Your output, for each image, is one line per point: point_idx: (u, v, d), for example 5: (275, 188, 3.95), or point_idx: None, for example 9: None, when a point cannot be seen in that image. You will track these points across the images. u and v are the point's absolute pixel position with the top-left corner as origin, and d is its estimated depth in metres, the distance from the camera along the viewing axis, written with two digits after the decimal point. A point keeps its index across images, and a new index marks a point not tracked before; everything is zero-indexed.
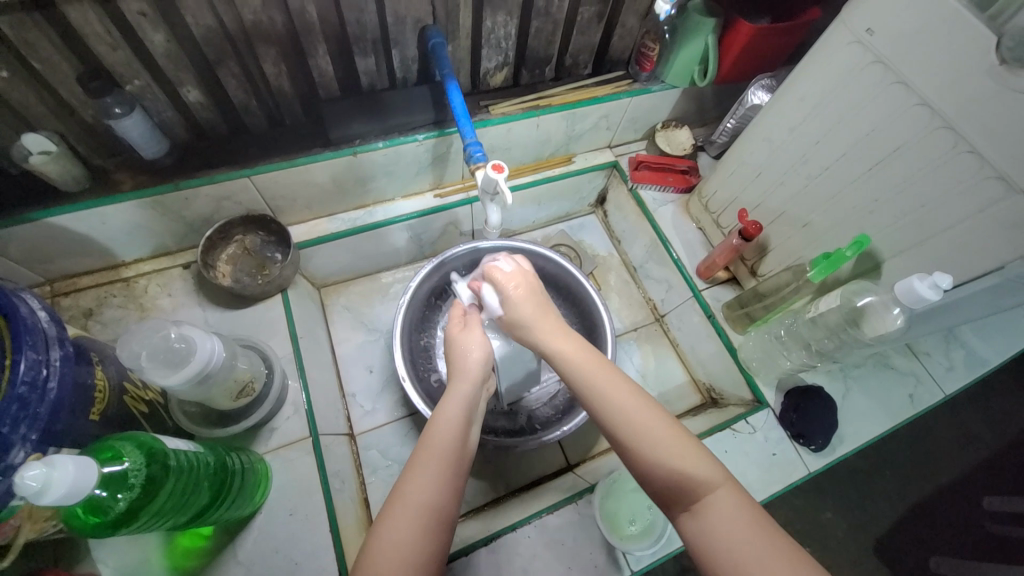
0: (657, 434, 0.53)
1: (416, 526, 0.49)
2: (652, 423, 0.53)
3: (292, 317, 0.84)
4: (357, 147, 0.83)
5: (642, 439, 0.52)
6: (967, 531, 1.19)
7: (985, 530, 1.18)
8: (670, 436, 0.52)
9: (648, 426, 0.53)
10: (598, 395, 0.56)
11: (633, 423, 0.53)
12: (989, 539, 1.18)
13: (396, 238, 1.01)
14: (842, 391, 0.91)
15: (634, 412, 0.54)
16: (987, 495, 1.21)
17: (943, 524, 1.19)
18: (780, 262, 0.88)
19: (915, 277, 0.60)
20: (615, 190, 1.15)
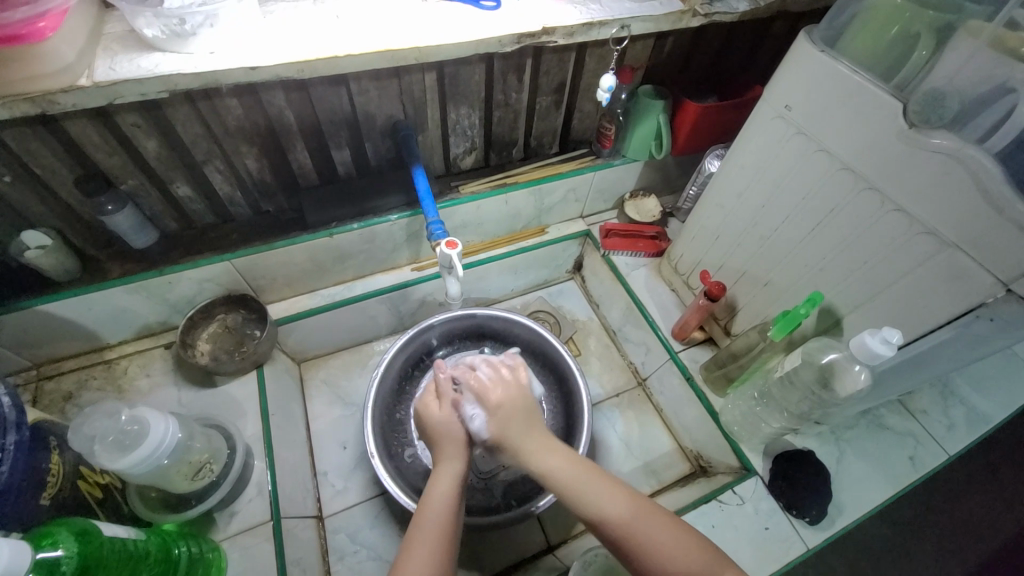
0: (659, 538, 0.54)
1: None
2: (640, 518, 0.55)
3: (264, 394, 0.85)
4: (334, 229, 0.89)
5: (640, 542, 0.54)
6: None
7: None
8: (651, 518, 0.56)
9: (642, 525, 0.55)
10: (592, 506, 0.57)
11: (631, 521, 0.55)
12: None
13: (375, 311, 1.04)
14: (836, 455, 0.86)
15: (631, 516, 0.55)
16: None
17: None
18: (750, 321, 0.88)
19: (866, 333, 0.60)
20: (590, 256, 1.18)
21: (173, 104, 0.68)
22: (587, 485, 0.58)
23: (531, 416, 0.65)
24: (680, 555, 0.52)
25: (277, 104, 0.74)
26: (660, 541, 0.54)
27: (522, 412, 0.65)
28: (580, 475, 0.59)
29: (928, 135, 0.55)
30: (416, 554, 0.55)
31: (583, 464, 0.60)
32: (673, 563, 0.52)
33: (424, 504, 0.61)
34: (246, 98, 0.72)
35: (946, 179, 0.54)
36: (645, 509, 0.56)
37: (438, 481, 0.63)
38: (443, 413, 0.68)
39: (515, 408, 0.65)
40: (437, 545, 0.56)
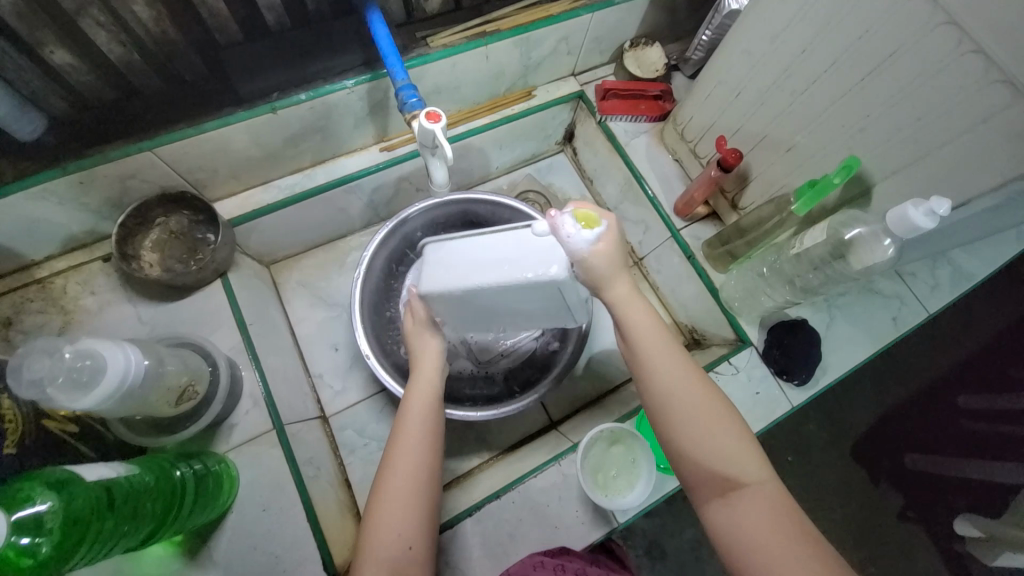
0: (705, 411, 0.52)
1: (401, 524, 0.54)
2: (698, 397, 0.53)
3: (237, 304, 0.77)
4: (276, 102, 0.71)
5: (683, 416, 0.52)
6: (948, 435, 1.22)
7: (962, 429, 1.22)
8: (709, 408, 0.52)
9: (696, 403, 0.52)
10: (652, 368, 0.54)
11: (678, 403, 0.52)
12: (968, 437, 1.21)
13: (344, 203, 0.91)
14: (827, 321, 0.88)
15: (684, 394, 0.53)
16: (964, 396, 1.24)
17: (924, 428, 1.22)
18: (762, 193, 0.81)
19: (909, 204, 0.54)
20: (583, 124, 1.04)
21: None
22: (654, 349, 0.55)
23: (622, 258, 0.54)
24: (719, 433, 0.51)
25: None
26: (703, 415, 0.52)
27: (617, 249, 0.53)
28: (652, 332, 0.55)
29: None
30: (402, 452, 0.58)
31: (660, 336, 0.55)
32: (710, 441, 0.51)
33: (403, 416, 0.61)
34: None
35: None
36: (701, 385, 0.53)
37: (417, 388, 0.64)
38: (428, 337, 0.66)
39: (600, 273, 0.53)
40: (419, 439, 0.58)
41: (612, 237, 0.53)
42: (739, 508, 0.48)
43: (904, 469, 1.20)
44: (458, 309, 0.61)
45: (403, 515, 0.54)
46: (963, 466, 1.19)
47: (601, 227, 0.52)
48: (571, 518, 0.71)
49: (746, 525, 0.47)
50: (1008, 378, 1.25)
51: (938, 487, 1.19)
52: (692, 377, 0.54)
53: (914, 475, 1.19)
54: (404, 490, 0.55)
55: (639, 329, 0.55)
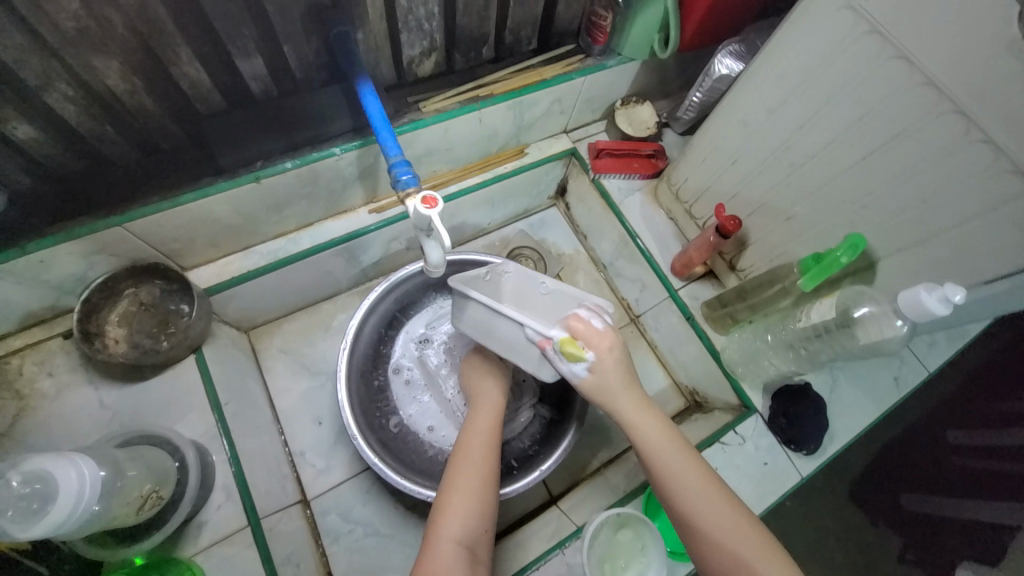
0: (721, 512, 0.55)
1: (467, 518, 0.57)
2: (714, 500, 0.55)
3: (211, 383, 0.71)
4: (260, 171, 0.69)
5: (705, 518, 0.55)
6: (942, 476, 1.18)
7: (954, 467, 1.18)
8: (727, 509, 0.55)
9: (712, 505, 0.55)
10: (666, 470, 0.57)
11: (698, 506, 0.55)
12: (962, 476, 1.17)
13: (331, 265, 0.87)
14: (830, 383, 0.86)
15: (699, 495, 0.56)
16: (952, 432, 1.21)
17: (914, 469, 1.19)
18: (761, 257, 0.80)
19: (921, 288, 0.52)
20: (576, 180, 1.03)
21: None
22: (667, 453, 0.58)
23: (623, 374, 0.60)
24: (740, 534, 0.53)
25: None
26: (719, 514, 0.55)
27: (620, 370, 0.60)
28: (663, 435, 0.59)
29: None
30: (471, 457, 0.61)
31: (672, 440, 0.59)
32: (734, 543, 0.53)
33: (469, 430, 0.65)
34: None
35: None
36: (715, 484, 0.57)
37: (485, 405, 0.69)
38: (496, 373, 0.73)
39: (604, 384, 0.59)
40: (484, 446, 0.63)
41: (613, 358, 0.59)
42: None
43: (899, 509, 1.17)
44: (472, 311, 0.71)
45: (471, 511, 0.57)
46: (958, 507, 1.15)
47: (597, 355, 0.59)
48: None
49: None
50: (998, 411, 1.20)
51: (936, 531, 1.14)
52: (705, 478, 0.57)
53: (912, 517, 1.16)
54: (472, 488, 0.59)
55: (650, 435, 0.59)
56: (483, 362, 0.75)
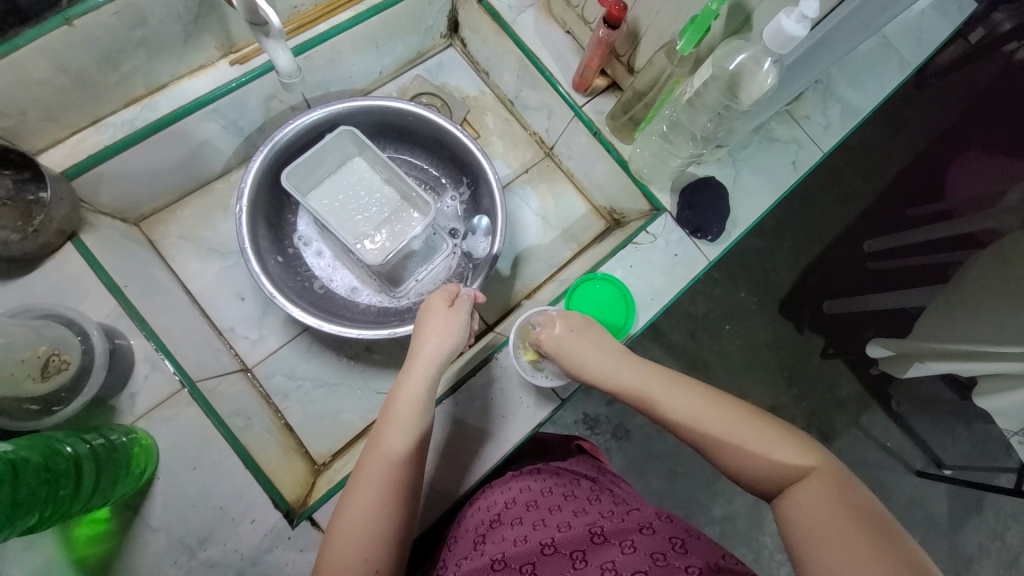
0: (736, 428, 0.51)
1: (378, 499, 0.53)
2: (725, 417, 0.52)
3: (101, 264, 0.67)
4: (70, 11, 0.59)
5: (718, 438, 0.51)
6: (858, 276, 1.31)
7: (869, 270, 1.31)
8: (743, 422, 0.51)
9: (721, 425, 0.52)
10: (661, 402, 0.57)
11: (706, 428, 0.52)
12: (876, 275, 1.30)
13: (207, 134, 0.79)
14: (733, 176, 0.88)
15: (712, 416, 0.52)
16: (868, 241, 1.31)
17: (838, 276, 1.31)
18: (653, 47, 0.78)
19: (782, 14, 0.52)
20: (464, 6, 0.93)
21: None
22: (666, 388, 0.57)
23: (589, 345, 0.66)
24: (759, 445, 0.49)
25: None
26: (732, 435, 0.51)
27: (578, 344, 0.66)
28: (658, 377, 0.59)
29: None
30: (377, 451, 0.56)
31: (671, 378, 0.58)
32: (756, 454, 0.49)
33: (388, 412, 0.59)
34: None
35: None
36: (724, 403, 0.53)
37: (414, 380, 0.61)
38: (443, 328, 0.65)
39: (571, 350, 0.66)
40: (395, 435, 0.57)
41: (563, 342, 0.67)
42: (795, 501, 0.45)
43: (822, 315, 1.30)
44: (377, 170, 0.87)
45: (369, 503, 0.53)
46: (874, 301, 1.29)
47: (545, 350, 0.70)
48: (516, 405, 0.73)
49: (799, 518, 0.44)
50: (904, 219, 1.31)
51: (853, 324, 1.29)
52: (715, 401, 0.54)
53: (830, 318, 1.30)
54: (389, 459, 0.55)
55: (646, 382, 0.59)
56: (434, 310, 0.67)
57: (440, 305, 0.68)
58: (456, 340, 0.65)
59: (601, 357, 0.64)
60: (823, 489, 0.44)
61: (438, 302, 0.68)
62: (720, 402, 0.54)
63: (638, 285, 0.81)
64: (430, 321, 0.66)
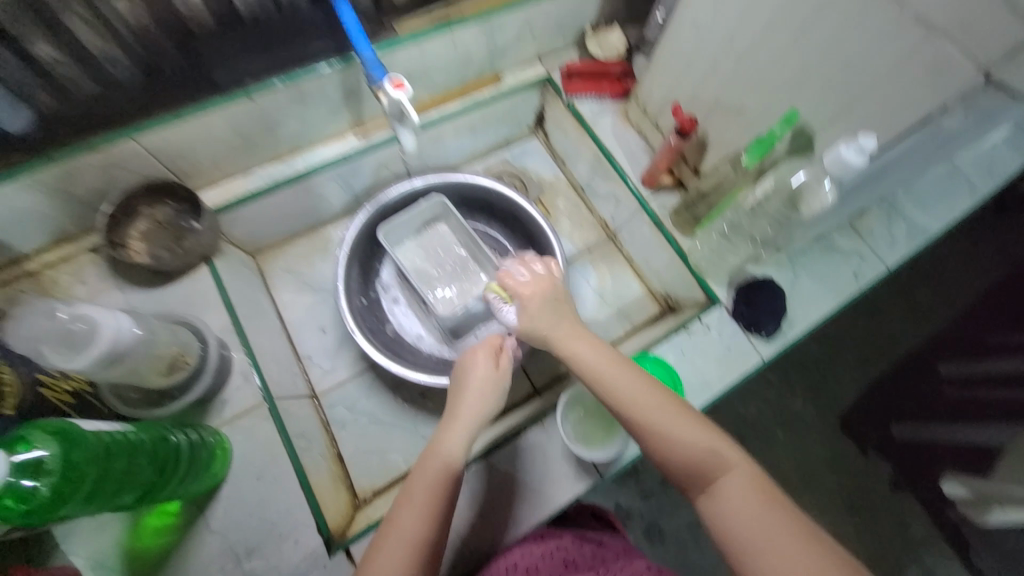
0: (671, 421, 0.58)
1: (399, 560, 0.56)
2: (664, 412, 0.59)
3: (223, 286, 0.80)
4: (251, 88, 0.75)
5: (659, 429, 0.58)
6: (933, 402, 1.20)
7: (946, 396, 1.20)
8: (678, 418, 0.58)
9: (659, 419, 0.58)
10: (614, 392, 0.62)
11: (652, 424, 0.58)
12: (953, 402, 1.19)
13: (326, 189, 0.94)
14: (791, 279, 0.91)
15: (652, 408, 0.59)
16: (944, 365, 1.23)
17: (909, 397, 1.22)
18: (720, 156, 0.86)
19: (842, 145, 0.58)
20: (552, 106, 1.08)
21: None
22: (613, 377, 0.62)
23: (554, 310, 0.69)
24: (687, 439, 0.57)
25: None
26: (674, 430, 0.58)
27: (543, 296, 0.70)
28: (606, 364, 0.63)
29: None
30: (409, 509, 0.59)
31: (617, 365, 0.63)
32: (686, 445, 0.57)
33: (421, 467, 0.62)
34: None
35: None
36: (659, 395, 0.60)
37: (448, 438, 0.64)
38: (481, 388, 0.67)
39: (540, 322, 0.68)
40: (425, 495, 0.60)
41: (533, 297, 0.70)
42: (720, 494, 0.55)
43: (891, 441, 1.20)
44: (456, 233, 0.97)
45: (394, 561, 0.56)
46: (950, 430, 1.16)
47: (519, 299, 0.71)
48: (555, 471, 0.75)
49: (731, 513, 0.53)
50: (987, 343, 1.23)
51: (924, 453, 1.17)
52: (656, 394, 0.60)
53: (903, 446, 1.19)
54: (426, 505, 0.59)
55: (597, 367, 0.64)
56: (474, 361, 0.70)
57: (484, 361, 0.69)
58: (492, 402, 0.68)
59: (561, 325, 0.68)
60: (743, 483, 0.54)
61: (480, 355, 0.70)
62: (662, 395, 0.60)
63: (688, 372, 0.83)
64: (469, 375, 0.69)
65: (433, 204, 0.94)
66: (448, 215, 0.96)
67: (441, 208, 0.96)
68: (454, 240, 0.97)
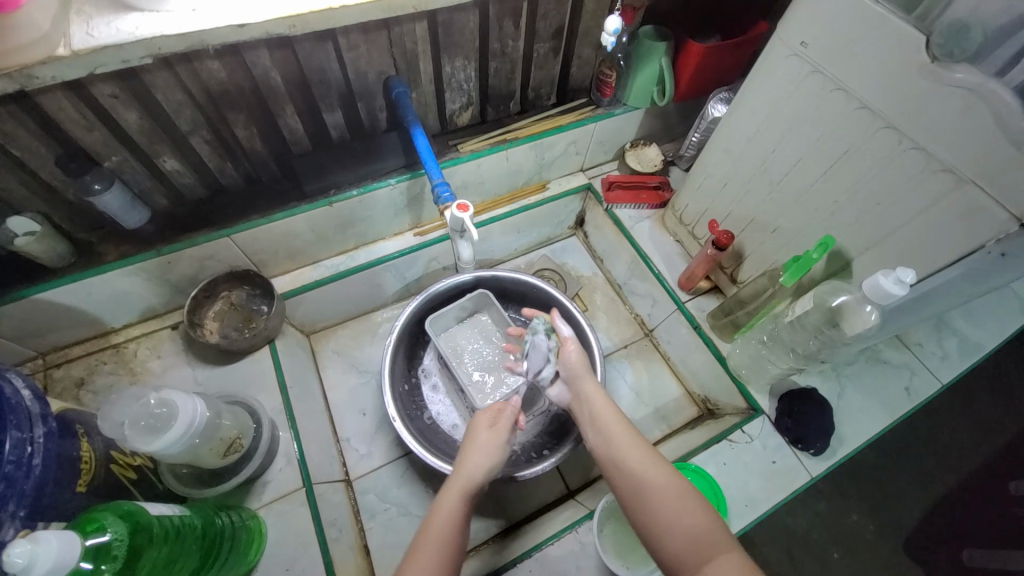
0: (667, 490, 0.59)
1: None
2: (662, 480, 0.60)
3: (280, 367, 0.85)
4: (333, 196, 0.87)
5: (655, 497, 0.59)
6: (1008, 528, 1.11)
7: (1014, 516, 1.12)
8: (675, 489, 0.59)
9: (655, 486, 0.60)
10: (617, 457, 0.65)
11: (649, 490, 0.60)
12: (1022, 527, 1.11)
13: (381, 279, 1.03)
14: (837, 390, 0.88)
15: (650, 476, 0.61)
16: (1013, 482, 1.15)
17: (978, 518, 1.13)
18: (756, 268, 0.90)
19: (879, 274, 0.61)
20: (592, 210, 1.17)
21: (151, 70, 0.63)
22: (620, 442, 0.66)
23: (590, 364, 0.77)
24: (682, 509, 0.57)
25: (262, 64, 0.69)
26: (666, 498, 0.58)
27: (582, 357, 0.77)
28: (616, 429, 0.68)
29: (952, 70, 0.53)
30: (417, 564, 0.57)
31: (624, 431, 0.67)
32: (680, 515, 0.56)
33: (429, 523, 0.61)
34: (229, 60, 0.67)
35: (970, 118, 0.53)
36: (659, 465, 0.62)
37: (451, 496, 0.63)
38: (490, 447, 0.68)
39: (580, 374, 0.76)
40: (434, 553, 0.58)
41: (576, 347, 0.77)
42: (711, 571, 0.51)
43: (962, 566, 1.08)
44: (498, 324, 1.01)
45: None
46: None
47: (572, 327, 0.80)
48: None
49: None
50: None
51: None
52: (655, 464, 0.62)
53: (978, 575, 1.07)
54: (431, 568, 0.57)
55: (608, 431, 0.68)
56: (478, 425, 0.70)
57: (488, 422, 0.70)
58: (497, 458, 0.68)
59: (585, 383, 0.75)
60: (738, 562, 0.51)
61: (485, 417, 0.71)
62: (660, 467, 0.62)
63: (730, 486, 0.80)
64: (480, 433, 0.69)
65: (479, 297, 1.00)
66: (491, 307, 1.02)
67: (484, 300, 1.01)
68: (495, 331, 1.01)
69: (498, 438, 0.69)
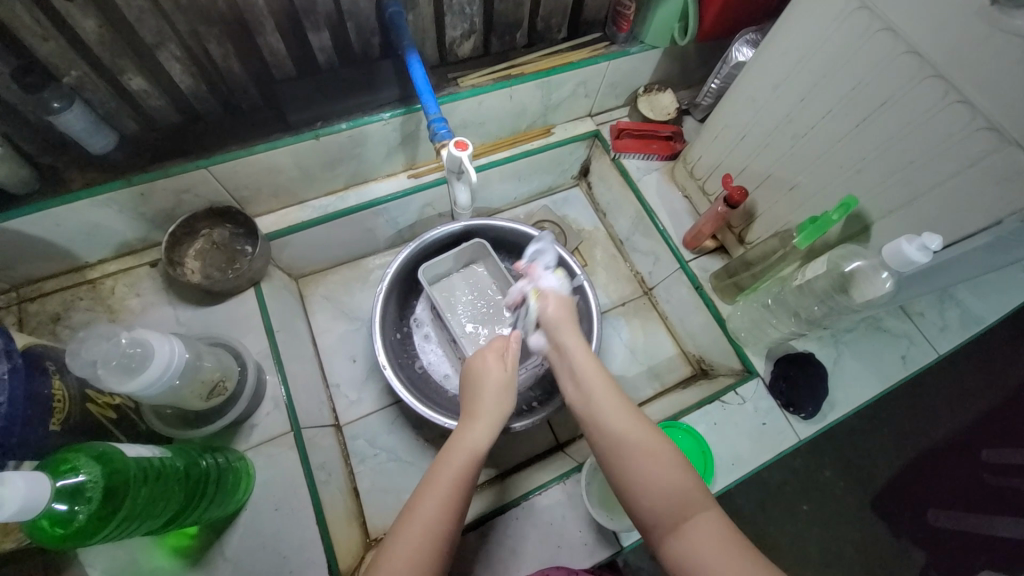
0: (649, 448, 0.56)
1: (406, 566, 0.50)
2: (643, 435, 0.57)
3: (266, 310, 0.82)
4: (319, 130, 0.79)
5: (635, 454, 0.56)
6: (976, 491, 1.15)
7: (985, 483, 1.15)
8: (656, 447, 0.56)
9: (639, 443, 0.56)
10: (600, 409, 0.60)
11: (632, 446, 0.56)
12: (990, 491, 1.15)
13: (373, 223, 0.97)
14: (834, 357, 0.87)
15: (632, 429, 0.57)
16: (986, 450, 1.18)
17: (948, 483, 1.16)
18: (768, 228, 0.85)
19: (903, 239, 0.57)
20: (598, 159, 1.10)
21: None
22: (601, 394, 0.61)
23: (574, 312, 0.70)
24: (663, 466, 0.54)
25: None
26: (645, 455, 0.55)
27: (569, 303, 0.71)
28: (596, 379, 0.63)
29: (1014, 13, 0.47)
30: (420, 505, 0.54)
31: (605, 382, 0.62)
32: (659, 475, 0.54)
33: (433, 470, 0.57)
34: None
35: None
36: (638, 419, 0.59)
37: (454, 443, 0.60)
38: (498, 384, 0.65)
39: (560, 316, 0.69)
40: (446, 491, 0.55)
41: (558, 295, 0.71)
42: (688, 532, 0.50)
43: (926, 525, 1.13)
44: (494, 276, 0.98)
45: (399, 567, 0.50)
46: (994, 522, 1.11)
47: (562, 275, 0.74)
48: (574, 537, 0.72)
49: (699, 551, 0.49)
50: None
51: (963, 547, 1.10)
52: (639, 421, 0.59)
53: (939, 534, 1.12)
54: (438, 511, 0.54)
55: (588, 378, 0.63)
56: (486, 363, 0.67)
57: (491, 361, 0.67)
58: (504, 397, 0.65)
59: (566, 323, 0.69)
60: (716, 524, 0.50)
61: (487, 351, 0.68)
62: (641, 422, 0.59)
63: (719, 446, 0.80)
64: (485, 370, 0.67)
65: (474, 247, 0.96)
66: (487, 258, 0.98)
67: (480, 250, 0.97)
68: (490, 284, 0.98)
69: (506, 370, 0.67)
